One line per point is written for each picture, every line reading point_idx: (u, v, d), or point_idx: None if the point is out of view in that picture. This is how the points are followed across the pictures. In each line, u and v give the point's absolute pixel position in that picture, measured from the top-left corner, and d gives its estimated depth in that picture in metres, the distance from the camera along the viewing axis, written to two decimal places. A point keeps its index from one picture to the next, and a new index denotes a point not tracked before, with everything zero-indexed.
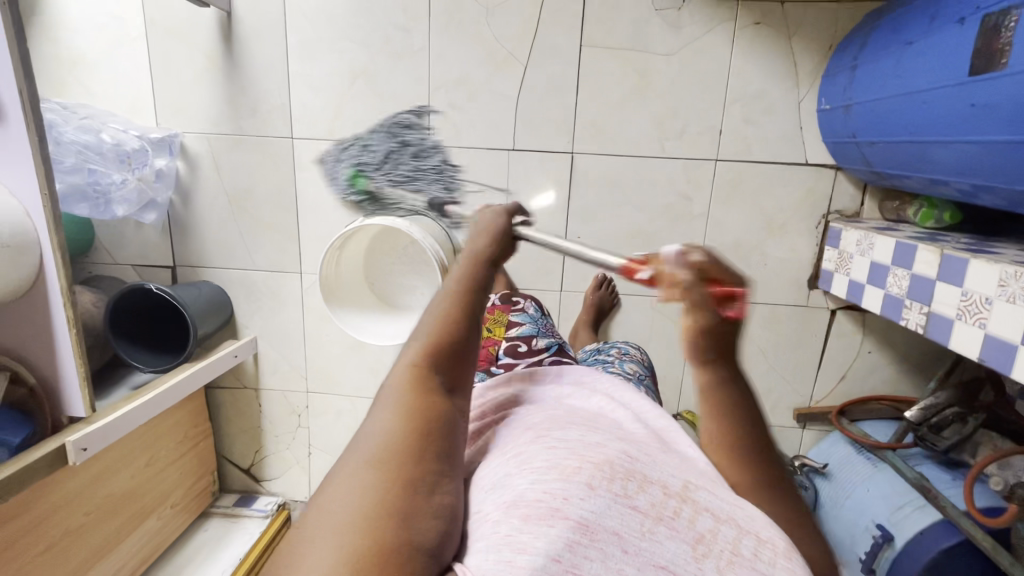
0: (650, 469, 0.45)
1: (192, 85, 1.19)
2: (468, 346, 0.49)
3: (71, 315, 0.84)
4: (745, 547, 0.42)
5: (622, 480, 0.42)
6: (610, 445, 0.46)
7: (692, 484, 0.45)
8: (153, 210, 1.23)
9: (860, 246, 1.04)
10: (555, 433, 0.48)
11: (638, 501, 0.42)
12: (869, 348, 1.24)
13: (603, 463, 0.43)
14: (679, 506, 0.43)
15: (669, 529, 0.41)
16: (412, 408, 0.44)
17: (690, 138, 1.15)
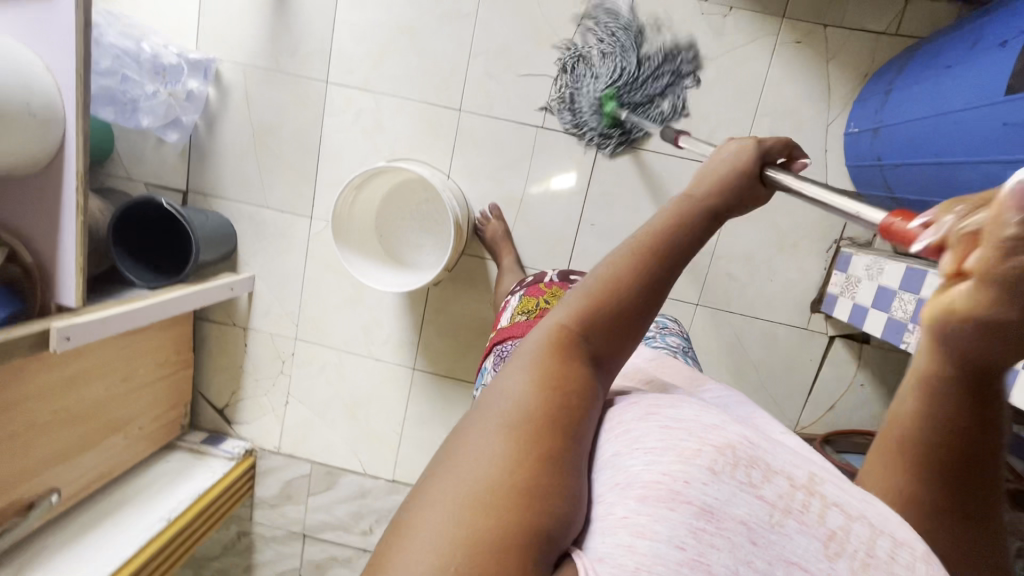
0: (778, 460, 0.38)
1: (238, 15, 1.20)
2: (637, 321, 0.42)
3: (81, 202, 0.83)
4: (882, 548, 0.36)
5: (744, 467, 0.36)
6: (728, 426, 0.39)
7: (819, 477, 0.39)
8: (175, 130, 1.22)
9: (868, 270, 1.05)
10: (673, 409, 0.40)
11: (763, 491, 0.36)
12: (861, 381, 1.24)
13: (724, 446, 0.36)
14: (809, 500, 0.37)
15: (802, 526, 0.36)
16: (559, 378, 0.39)
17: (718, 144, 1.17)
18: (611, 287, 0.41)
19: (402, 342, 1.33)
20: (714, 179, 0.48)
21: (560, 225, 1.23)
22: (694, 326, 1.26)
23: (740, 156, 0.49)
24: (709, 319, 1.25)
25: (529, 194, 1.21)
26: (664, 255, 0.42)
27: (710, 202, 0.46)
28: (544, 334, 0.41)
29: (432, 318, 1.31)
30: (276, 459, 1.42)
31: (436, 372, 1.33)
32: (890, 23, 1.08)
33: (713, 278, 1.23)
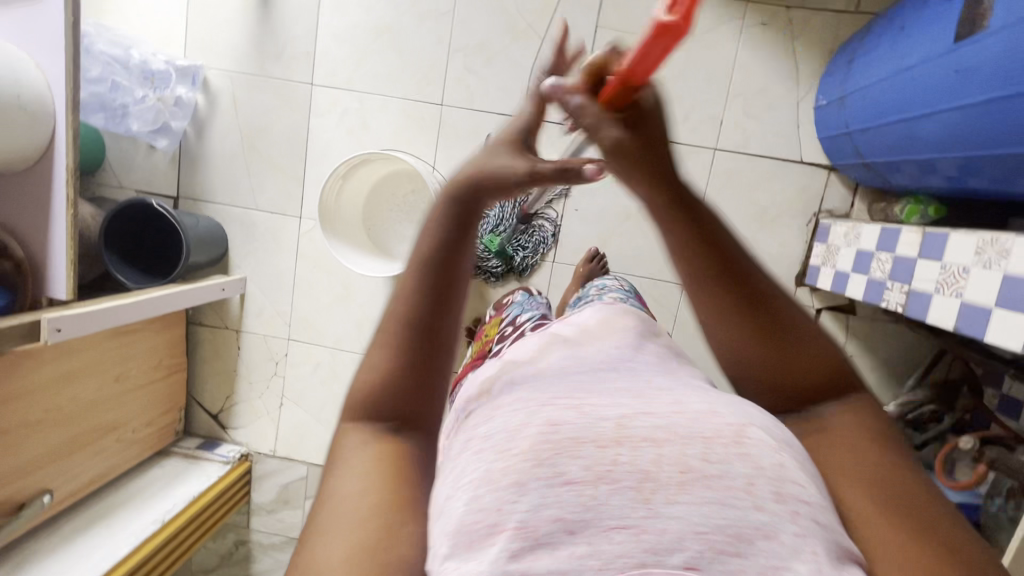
0: (569, 431, 0.34)
1: (224, 24, 1.24)
2: (424, 362, 0.42)
3: (71, 195, 0.85)
4: (693, 457, 0.33)
5: (549, 459, 0.32)
6: (533, 419, 0.35)
7: (629, 417, 0.35)
8: (165, 136, 1.25)
9: (847, 237, 1.07)
10: (485, 427, 0.36)
11: (569, 475, 0.32)
12: (851, 353, 1.24)
13: (529, 447, 0.33)
14: (617, 453, 0.33)
15: (613, 492, 0.32)
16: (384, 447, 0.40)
17: (693, 126, 1.20)
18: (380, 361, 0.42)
19: None
20: (464, 189, 0.42)
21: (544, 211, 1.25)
22: (683, 307, 1.28)
23: (486, 157, 0.44)
24: None
25: None
26: (410, 302, 0.42)
27: (451, 217, 0.43)
28: (352, 435, 0.41)
29: None
30: (271, 463, 1.40)
31: None
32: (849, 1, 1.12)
33: None
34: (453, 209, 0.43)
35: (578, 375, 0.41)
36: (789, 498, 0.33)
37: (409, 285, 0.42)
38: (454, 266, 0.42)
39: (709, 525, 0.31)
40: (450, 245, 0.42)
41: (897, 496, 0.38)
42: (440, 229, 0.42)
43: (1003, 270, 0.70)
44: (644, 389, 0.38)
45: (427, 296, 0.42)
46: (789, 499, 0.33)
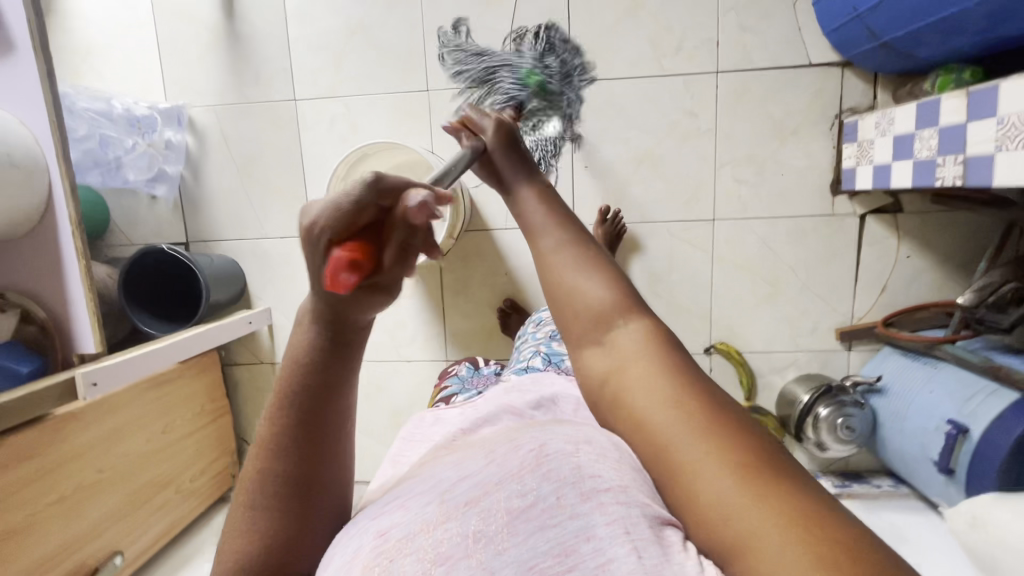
0: (400, 533, 0.37)
1: (198, 60, 1.23)
2: (310, 507, 0.45)
3: (81, 247, 0.84)
4: (503, 501, 0.37)
5: (385, 562, 0.35)
6: (367, 537, 0.39)
7: (449, 492, 0.40)
8: (163, 183, 1.25)
9: (879, 127, 1.00)
10: (326, 570, 0.38)
11: (403, 570, 0.34)
12: (907, 253, 1.16)
13: (362, 567, 0.35)
14: (444, 529, 0.36)
15: (450, 569, 0.34)
16: None
17: (688, 53, 1.14)
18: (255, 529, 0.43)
19: (429, 337, 1.29)
20: (310, 347, 0.44)
21: (555, 175, 1.20)
22: (717, 243, 1.21)
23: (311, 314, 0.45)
24: (730, 232, 1.20)
25: None
26: (283, 460, 0.44)
27: (310, 373, 0.44)
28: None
29: (453, 304, 1.28)
30: None
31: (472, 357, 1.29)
32: None
33: (722, 189, 1.19)
34: (304, 364, 0.44)
35: (411, 480, 0.45)
36: (591, 492, 0.36)
37: (274, 449, 0.44)
38: (324, 415, 0.45)
39: (535, 556, 0.34)
40: (314, 395, 0.45)
41: (677, 427, 0.36)
42: (301, 384, 0.44)
43: None
44: (471, 463, 0.43)
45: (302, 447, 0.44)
46: (593, 495, 0.36)
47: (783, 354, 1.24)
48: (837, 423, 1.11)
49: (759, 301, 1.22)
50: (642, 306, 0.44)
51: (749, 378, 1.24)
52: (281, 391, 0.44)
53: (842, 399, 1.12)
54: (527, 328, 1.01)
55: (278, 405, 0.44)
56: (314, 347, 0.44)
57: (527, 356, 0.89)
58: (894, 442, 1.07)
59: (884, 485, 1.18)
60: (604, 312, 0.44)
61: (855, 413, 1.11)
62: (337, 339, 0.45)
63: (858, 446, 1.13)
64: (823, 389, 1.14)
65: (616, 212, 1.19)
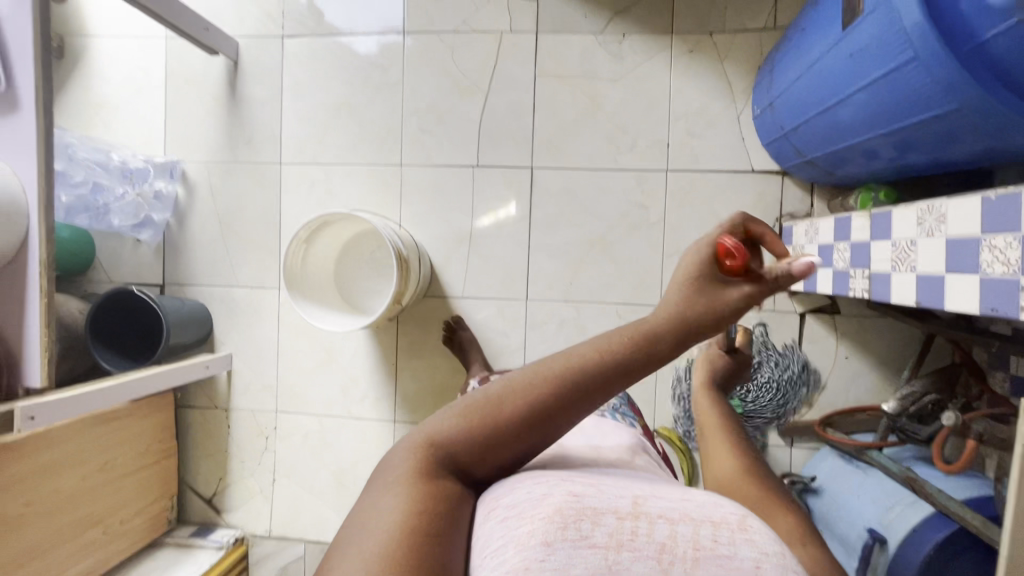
0: (593, 502, 0.41)
1: (199, 122, 1.36)
2: (524, 440, 0.48)
3: (46, 286, 0.90)
4: (704, 537, 0.39)
5: (576, 523, 0.39)
6: (559, 492, 0.42)
7: (644, 499, 0.43)
8: (149, 228, 1.34)
9: (808, 234, 1.07)
10: (509, 497, 0.44)
11: (595, 539, 0.38)
12: (846, 353, 1.19)
13: (558, 511, 0.39)
14: (637, 525, 0.39)
15: (633, 559, 0.37)
16: (501, 427, 0.47)
17: (642, 152, 1.24)
18: (478, 420, 0.48)
19: (380, 395, 1.32)
20: (658, 327, 0.49)
21: (512, 253, 1.27)
22: None
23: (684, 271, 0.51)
24: None
25: (477, 228, 1.28)
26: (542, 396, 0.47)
27: (622, 352, 0.48)
28: (409, 461, 0.47)
29: (405, 365, 1.31)
30: (268, 545, 1.35)
31: (417, 421, 1.30)
32: (767, 18, 1.19)
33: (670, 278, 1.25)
34: (637, 337, 0.49)
35: (601, 478, 0.48)
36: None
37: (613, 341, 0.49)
38: (598, 389, 0.48)
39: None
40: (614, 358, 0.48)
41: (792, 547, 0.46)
42: (616, 350, 0.48)
43: (944, 235, 0.69)
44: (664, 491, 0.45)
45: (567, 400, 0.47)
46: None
47: None
48: None
49: None
50: (784, 493, 0.55)
51: (690, 466, 1.24)
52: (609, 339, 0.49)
53: None
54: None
55: (590, 353, 0.49)
56: (659, 330, 0.49)
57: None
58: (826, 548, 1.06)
59: None
60: (760, 488, 0.55)
61: None
62: (674, 338, 0.49)
63: None
64: None
65: None
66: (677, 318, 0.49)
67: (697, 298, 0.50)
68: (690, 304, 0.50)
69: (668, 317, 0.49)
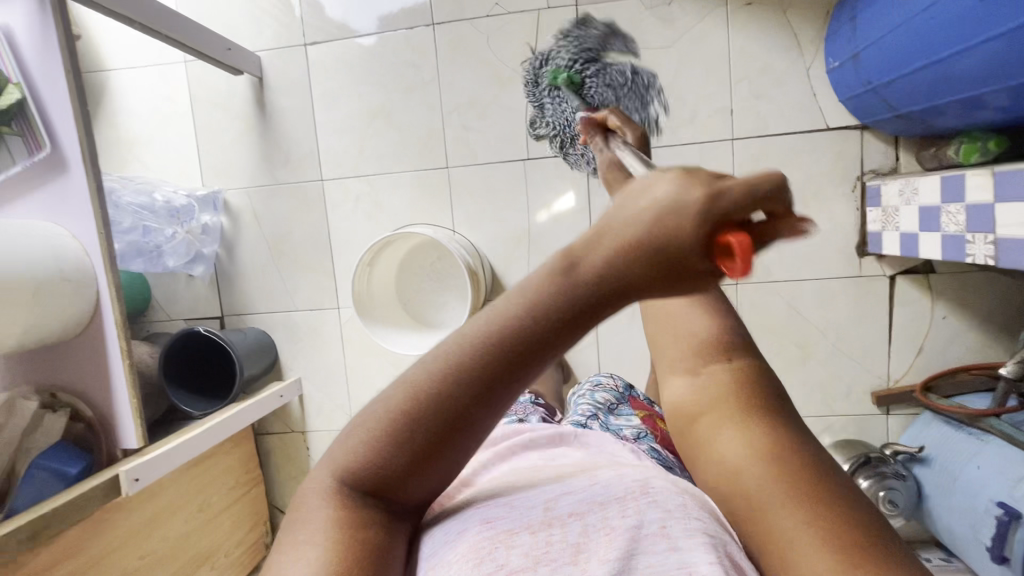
0: (504, 523, 0.40)
1: (232, 147, 1.31)
2: (443, 450, 0.36)
3: (125, 348, 0.88)
4: (610, 521, 0.39)
5: (489, 554, 0.38)
6: (471, 525, 0.41)
7: (552, 501, 0.42)
8: (201, 263, 1.32)
9: (903, 195, 0.99)
10: (433, 540, 0.42)
11: (511, 562, 0.37)
12: (942, 314, 1.13)
13: (472, 545, 0.39)
14: (549, 533, 0.39)
15: (552, 569, 0.37)
16: (412, 435, 0.36)
17: (704, 122, 1.15)
18: (380, 432, 0.36)
19: None
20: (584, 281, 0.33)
21: None
22: (742, 309, 1.20)
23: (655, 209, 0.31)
24: (756, 296, 1.19)
25: (535, 224, 1.22)
26: (448, 400, 0.35)
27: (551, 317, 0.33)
28: (321, 520, 0.38)
29: None
30: None
31: None
32: None
33: None
34: (553, 295, 0.33)
35: (519, 481, 0.47)
36: (696, 533, 0.38)
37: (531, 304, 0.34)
38: (518, 368, 0.34)
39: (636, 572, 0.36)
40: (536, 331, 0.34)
41: (790, 525, 0.37)
42: (529, 316, 0.34)
43: None
44: (567, 480, 0.45)
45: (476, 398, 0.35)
46: (698, 535, 0.38)
47: (818, 419, 1.21)
48: (880, 496, 1.06)
49: (787, 365, 1.20)
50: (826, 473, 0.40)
51: None
52: (511, 304, 0.34)
53: (882, 470, 1.07)
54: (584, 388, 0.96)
55: (486, 332, 0.34)
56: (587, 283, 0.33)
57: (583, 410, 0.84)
58: (944, 518, 1.02)
59: (934, 559, 1.13)
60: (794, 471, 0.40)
61: (897, 485, 1.07)
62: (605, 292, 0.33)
63: (902, 518, 1.08)
64: (862, 459, 1.09)
65: None
66: (615, 277, 0.32)
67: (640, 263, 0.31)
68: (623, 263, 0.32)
69: (603, 276, 0.32)
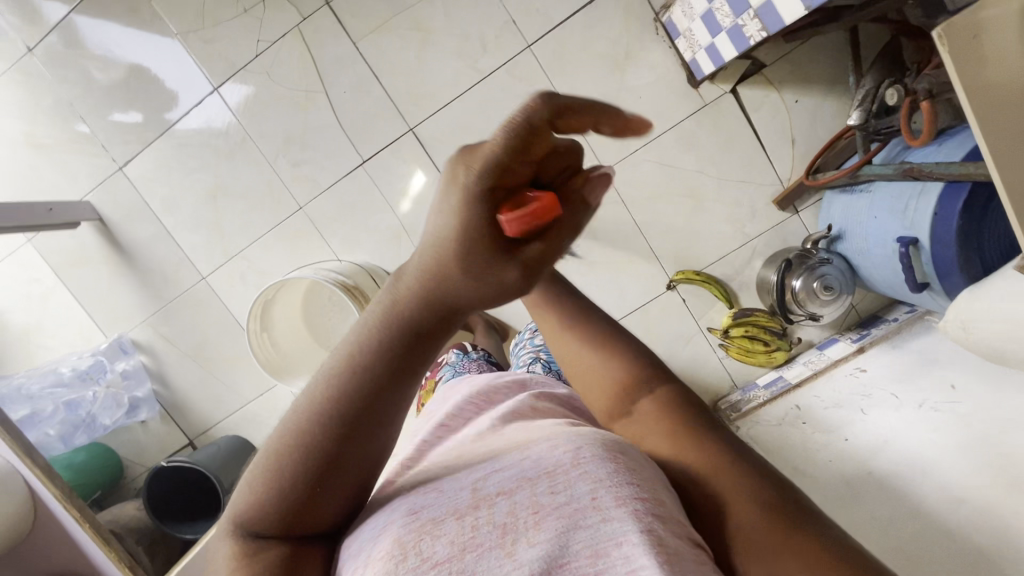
0: (432, 512, 0.36)
1: (113, 291, 1.33)
2: (341, 470, 0.39)
3: (81, 516, 0.91)
4: (541, 493, 0.36)
5: (413, 547, 0.33)
6: (398, 513, 0.37)
7: (481, 477, 0.38)
8: (142, 406, 1.35)
9: (686, 15, 0.99)
10: (357, 541, 0.37)
11: (435, 555, 0.33)
12: (794, 98, 1.15)
13: (392, 544, 0.34)
14: (475, 516, 0.35)
15: (480, 558, 0.33)
16: (309, 471, 0.38)
17: (496, 45, 1.16)
18: (271, 476, 0.38)
19: None
20: (415, 296, 0.38)
21: None
22: (622, 190, 1.21)
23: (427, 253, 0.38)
24: (627, 172, 1.20)
25: (403, 215, 1.23)
26: (330, 427, 0.38)
27: (401, 331, 0.38)
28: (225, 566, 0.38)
29: None
30: None
31: None
32: None
33: (597, 140, 1.19)
34: (396, 318, 0.38)
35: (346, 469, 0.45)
36: (626, 500, 0.35)
37: (382, 331, 0.38)
38: (403, 367, 0.39)
39: (566, 551, 0.34)
40: (398, 354, 0.38)
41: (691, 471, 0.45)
42: (381, 333, 0.38)
43: None
44: (499, 448, 0.42)
45: (357, 424, 0.38)
46: (629, 500, 0.35)
47: (741, 250, 1.23)
48: (815, 287, 1.08)
49: (689, 219, 1.22)
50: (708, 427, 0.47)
51: (720, 288, 1.23)
52: (371, 321, 0.39)
53: (809, 262, 1.09)
54: (523, 337, 0.98)
55: (356, 361, 0.38)
56: (416, 300, 0.38)
57: (526, 360, 0.86)
58: (875, 277, 1.04)
59: (900, 315, 1.17)
60: (690, 431, 0.47)
61: (828, 269, 1.08)
62: (440, 306, 0.38)
63: (846, 297, 1.10)
64: (786, 263, 1.10)
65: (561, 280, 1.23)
66: (433, 287, 0.38)
67: (469, 272, 0.36)
68: (449, 279, 0.37)
69: (421, 289, 0.38)
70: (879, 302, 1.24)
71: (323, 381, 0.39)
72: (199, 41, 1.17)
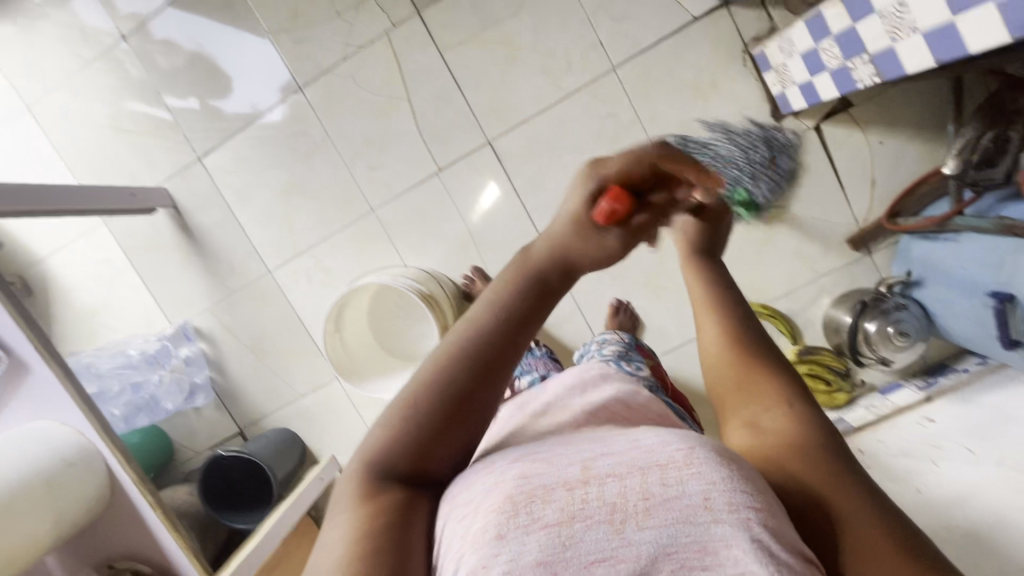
0: (541, 479, 0.35)
1: (180, 277, 1.35)
2: (464, 425, 0.39)
3: (154, 500, 0.93)
4: (654, 482, 0.33)
5: (523, 508, 0.32)
6: (506, 476, 0.36)
7: (590, 459, 0.36)
8: (200, 392, 1.38)
9: (784, 50, 0.99)
10: (462, 497, 0.37)
11: (545, 518, 0.32)
12: (878, 139, 1.14)
13: (502, 501, 0.33)
14: (584, 492, 0.33)
15: (589, 530, 0.32)
16: (436, 415, 0.39)
17: (581, 65, 1.16)
18: (403, 416, 0.39)
19: None
20: (546, 262, 0.43)
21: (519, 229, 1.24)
22: None
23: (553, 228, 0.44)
24: None
25: (472, 225, 1.24)
26: (459, 373, 0.40)
27: (524, 293, 0.42)
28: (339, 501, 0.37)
29: None
30: None
31: None
32: None
33: None
34: (524, 285, 0.42)
35: None
36: (739, 506, 0.32)
37: (510, 293, 0.42)
38: (526, 329, 0.42)
39: (674, 544, 0.31)
40: (523, 313, 0.42)
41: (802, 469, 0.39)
42: (510, 294, 0.42)
43: None
44: (610, 438, 0.40)
45: (485, 377, 0.40)
46: (742, 506, 0.32)
47: (808, 285, 1.21)
48: (890, 333, 1.07)
49: (758, 250, 1.21)
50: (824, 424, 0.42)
51: (784, 322, 1.23)
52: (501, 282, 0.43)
53: (885, 306, 1.08)
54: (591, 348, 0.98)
55: (489, 315, 0.42)
56: (547, 263, 0.43)
57: None
58: (955, 327, 1.03)
59: (971, 365, 1.15)
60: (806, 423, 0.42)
61: (904, 316, 1.07)
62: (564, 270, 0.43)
63: (920, 345, 1.08)
64: (861, 305, 1.10)
65: (625, 302, 1.23)
66: (559, 253, 0.43)
67: (579, 236, 0.42)
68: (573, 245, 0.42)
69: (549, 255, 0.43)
70: (948, 349, 1.22)
71: (457, 333, 0.42)
72: (290, 42, 1.20)
